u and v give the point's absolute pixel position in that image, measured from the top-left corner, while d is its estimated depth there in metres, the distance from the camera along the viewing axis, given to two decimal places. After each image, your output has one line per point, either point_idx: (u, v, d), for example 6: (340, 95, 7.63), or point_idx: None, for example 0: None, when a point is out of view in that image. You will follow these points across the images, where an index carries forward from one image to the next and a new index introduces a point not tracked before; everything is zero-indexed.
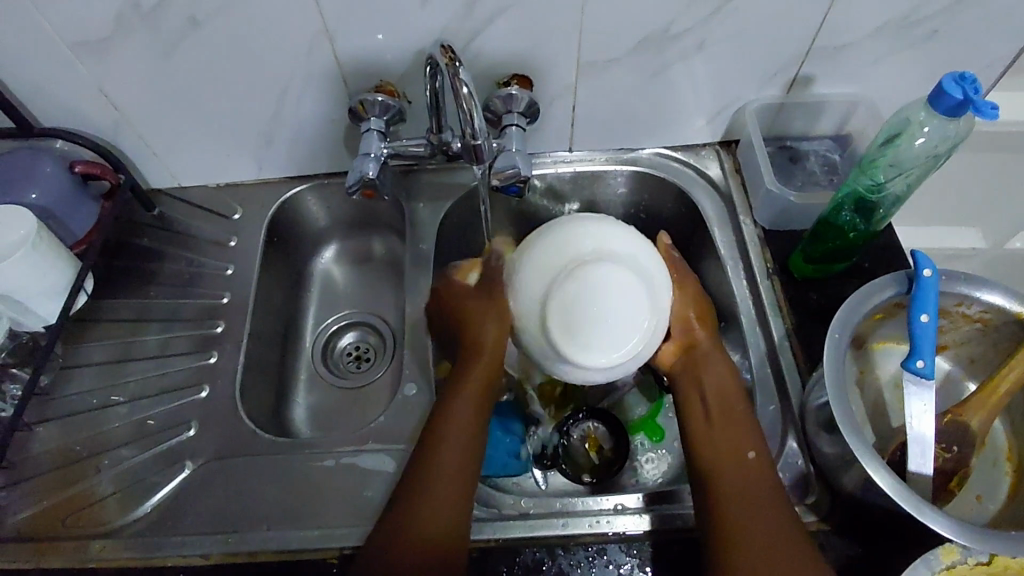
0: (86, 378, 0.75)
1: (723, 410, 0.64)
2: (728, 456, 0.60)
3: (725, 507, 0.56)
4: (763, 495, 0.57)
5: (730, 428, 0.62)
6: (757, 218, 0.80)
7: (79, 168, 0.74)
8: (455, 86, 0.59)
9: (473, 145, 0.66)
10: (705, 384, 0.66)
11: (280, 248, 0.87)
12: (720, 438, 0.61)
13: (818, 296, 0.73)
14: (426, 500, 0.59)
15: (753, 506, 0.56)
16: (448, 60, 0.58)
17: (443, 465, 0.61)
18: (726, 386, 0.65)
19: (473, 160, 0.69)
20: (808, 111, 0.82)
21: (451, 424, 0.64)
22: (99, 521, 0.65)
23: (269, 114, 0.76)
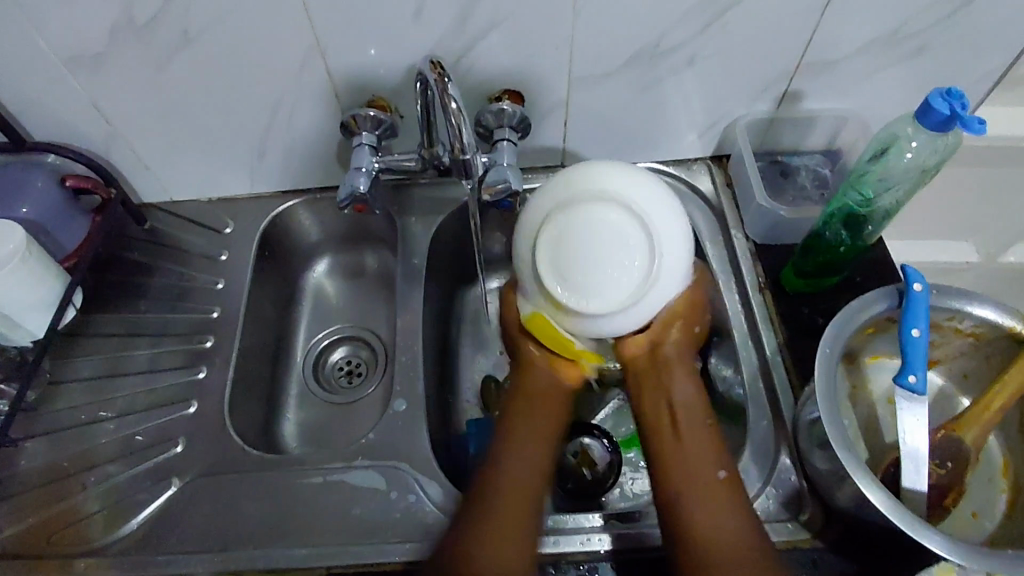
0: (73, 393, 0.74)
1: (688, 428, 0.60)
2: (699, 477, 0.57)
3: (692, 530, 0.54)
4: (734, 518, 0.55)
5: (694, 446, 0.59)
6: (749, 231, 0.80)
7: (70, 182, 0.73)
8: (445, 100, 0.59)
9: (462, 158, 0.66)
10: (673, 397, 0.62)
11: (272, 262, 0.87)
12: (693, 456, 0.58)
13: (810, 311, 0.73)
14: (494, 532, 0.55)
15: (721, 529, 0.54)
16: (438, 75, 0.58)
17: (494, 504, 0.57)
18: (694, 404, 0.61)
19: (462, 174, 0.69)
20: (799, 125, 0.82)
21: (524, 454, 0.61)
22: (84, 539, 0.64)
23: (262, 128, 0.77)
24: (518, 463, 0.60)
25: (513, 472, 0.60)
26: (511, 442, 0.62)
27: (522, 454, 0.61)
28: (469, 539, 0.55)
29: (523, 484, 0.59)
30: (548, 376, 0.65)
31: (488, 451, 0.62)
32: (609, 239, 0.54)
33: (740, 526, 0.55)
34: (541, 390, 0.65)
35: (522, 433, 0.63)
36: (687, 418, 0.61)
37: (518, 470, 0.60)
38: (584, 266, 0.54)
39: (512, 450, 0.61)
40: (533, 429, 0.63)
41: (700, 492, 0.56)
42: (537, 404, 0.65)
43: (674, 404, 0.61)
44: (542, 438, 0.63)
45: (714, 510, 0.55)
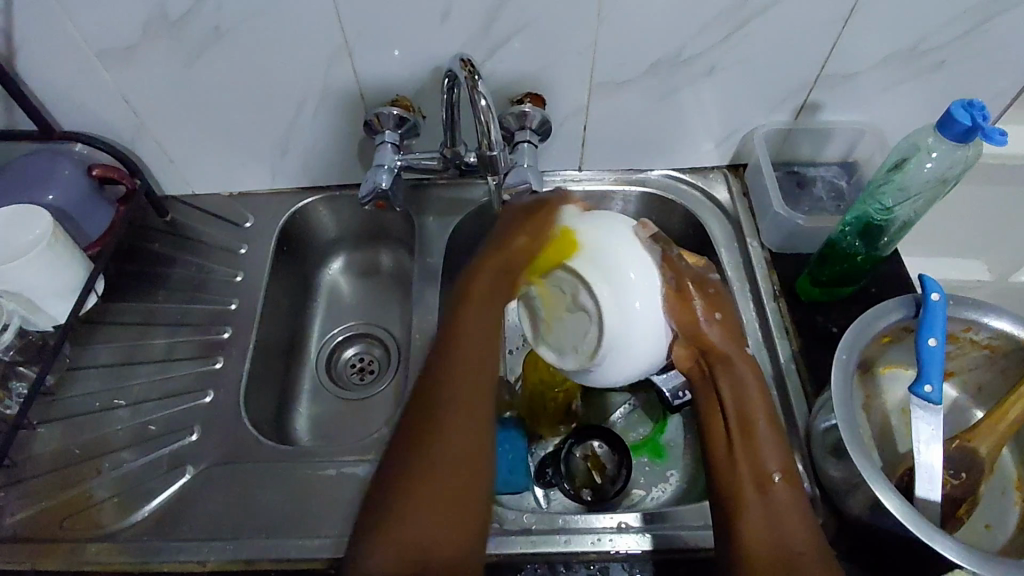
0: (91, 379, 0.75)
1: (751, 433, 0.59)
2: (754, 482, 0.56)
3: (754, 540, 0.53)
4: (795, 522, 0.54)
5: (752, 449, 0.58)
6: (764, 240, 0.80)
7: (96, 172, 0.75)
8: (473, 98, 0.60)
9: (489, 156, 0.66)
10: (729, 395, 0.61)
11: (290, 257, 0.88)
12: (747, 457, 0.58)
13: (825, 320, 0.73)
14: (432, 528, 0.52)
15: (779, 533, 0.53)
16: (468, 73, 0.59)
17: (440, 461, 0.54)
18: (751, 402, 0.60)
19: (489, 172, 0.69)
20: (816, 137, 0.83)
21: (450, 428, 0.55)
22: (98, 524, 0.64)
23: (286, 124, 0.78)
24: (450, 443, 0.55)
25: (441, 468, 0.54)
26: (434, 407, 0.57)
27: (447, 429, 0.55)
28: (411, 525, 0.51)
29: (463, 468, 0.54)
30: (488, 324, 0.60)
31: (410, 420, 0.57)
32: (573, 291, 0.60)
33: (803, 529, 0.54)
34: (464, 352, 0.59)
35: (459, 419, 0.56)
36: (746, 418, 0.60)
37: (441, 445, 0.55)
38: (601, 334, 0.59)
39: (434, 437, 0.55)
40: (460, 407, 0.57)
41: (756, 497, 0.56)
42: (463, 374, 0.58)
43: (731, 409, 0.60)
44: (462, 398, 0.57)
45: (775, 516, 0.54)
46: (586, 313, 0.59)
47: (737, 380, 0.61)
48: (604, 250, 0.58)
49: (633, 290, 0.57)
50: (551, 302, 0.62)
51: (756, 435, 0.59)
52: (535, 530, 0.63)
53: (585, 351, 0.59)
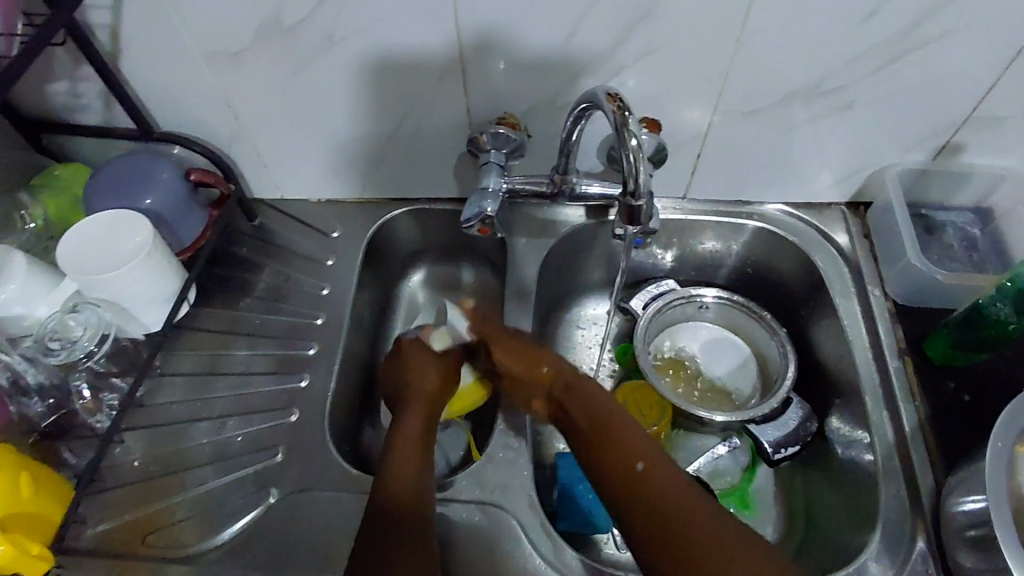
0: (176, 388, 0.74)
1: (607, 427, 0.59)
2: (621, 479, 0.56)
3: (643, 536, 0.52)
4: (676, 498, 0.53)
5: (604, 441, 0.59)
6: (888, 289, 0.74)
7: (194, 176, 0.72)
8: (623, 136, 0.54)
9: (633, 205, 0.58)
10: (578, 408, 0.62)
11: (375, 269, 0.85)
12: (611, 456, 0.57)
13: (957, 386, 0.67)
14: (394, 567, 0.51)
15: (662, 517, 0.52)
16: (616, 107, 0.54)
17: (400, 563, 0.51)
18: (596, 401, 0.62)
19: (628, 221, 0.60)
20: (953, 179, 0.76)
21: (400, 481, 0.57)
22: (178, 543, 0.64)
23: (384, 135, 0.74)
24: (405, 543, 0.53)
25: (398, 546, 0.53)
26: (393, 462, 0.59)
27: (399, 475, 0.58)
28: (379, 571, 0.51)
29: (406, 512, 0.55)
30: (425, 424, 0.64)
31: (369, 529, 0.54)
32: None
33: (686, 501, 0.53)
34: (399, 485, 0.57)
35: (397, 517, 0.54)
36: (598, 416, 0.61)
37: (405, 496, 0.56)
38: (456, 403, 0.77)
39: (380, 493, 0.56)
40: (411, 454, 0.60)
41: (631, 494, 0.55)
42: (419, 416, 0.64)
43: (581, 414, 0.62)
44: (416, 444, 0.62)
45: (654, 501, 0.54)
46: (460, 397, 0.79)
47: (586, 393, 0.62)
48: None
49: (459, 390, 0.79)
50: None
51: (605, 428, 0.59)
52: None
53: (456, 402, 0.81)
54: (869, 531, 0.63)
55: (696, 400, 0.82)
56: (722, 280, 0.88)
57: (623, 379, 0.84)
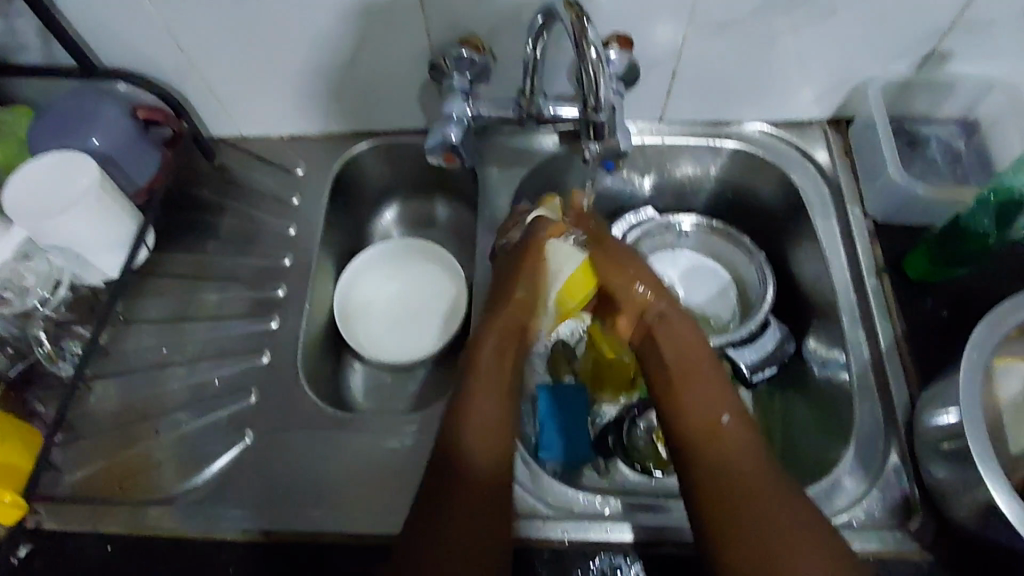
0: (144, 334, 0.72)
1: (688, 376, 0.58)
2: (701, 429, 0.55)
3: (703, 496, 0.51)
4: (747, 463, 0.52)
5: (685, 393, 0.57)
6: (869, 208, 0.72)
7: (142, 114, 0.70)
8: (581, 46, 0.50)
9: (595, 120, 0.55)
10: (664, 353, 0.59)
11: (343, 206, 0.82)
12: (688, 406, 0.56)
13: (934, 302, 0.67)
14: (458, 514, 0.50)
15: (728, 480, 0.51)
16: (574, 16, 0.50)
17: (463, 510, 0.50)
18: (687, 346, 0.59)
19: (591, 138, 0.58)
20: (939, 90, 0.73)
21: (474, 422, 0.54)
22: (156, 486, 0.63)
23: (342, 64, 0.70)
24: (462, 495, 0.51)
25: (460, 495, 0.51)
26: (471, 396, 0.56)
27: (477, 415, 0.55)
28: (447, 516, 0.50)
29: (491, 469, 0.53)
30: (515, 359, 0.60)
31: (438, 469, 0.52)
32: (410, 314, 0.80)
33: (756, 472, 0.52)
34: (480, 426, 0.54)
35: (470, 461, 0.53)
36: (685, 367, 0.58)
37: (481, 439, 0.54)
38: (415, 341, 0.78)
39: (462, 423, 0.54)
40: (496, 390, 0.57)
41: (702, 447, 0.53)
42: (500, 343, 0.59)
43: (665, 360, 0.59)
44: (496, 376, 0.58)
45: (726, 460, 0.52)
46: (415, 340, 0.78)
47: (679, 334, 0.60)
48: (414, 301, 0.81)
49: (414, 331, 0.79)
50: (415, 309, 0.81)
51: (686, 378, 0.57)
52: (577, 514, 0.61)
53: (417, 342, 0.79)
54: (843, 448, 0.64)
55: None
56: (701, 206, 0.86)
57: None
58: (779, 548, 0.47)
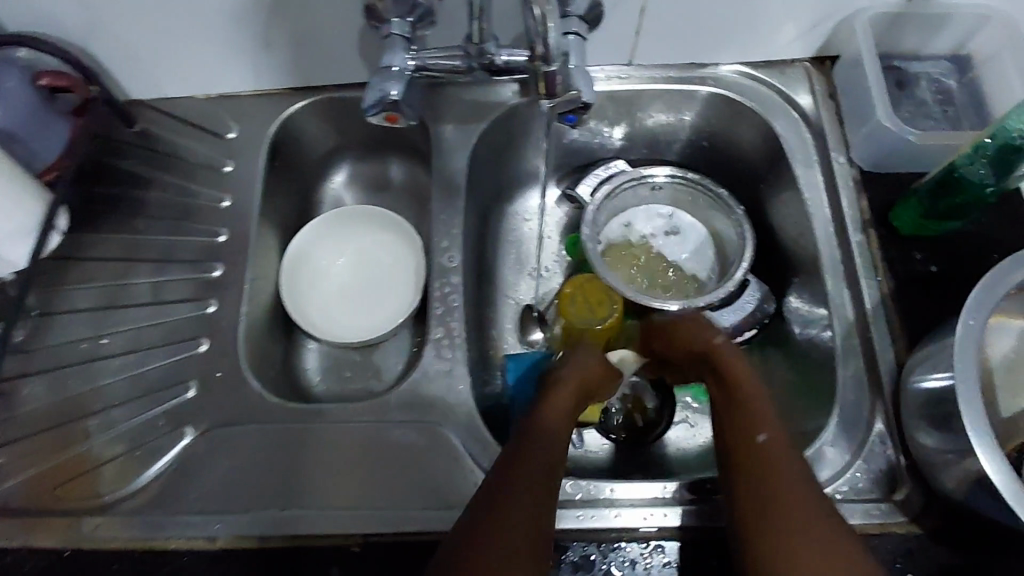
0: (68, 325, 0.66)
1: (733, 399, 0.54)
2: (742, 445, 0.51)
3: (749, 521, 0.46)
4: (800, 480, 0.47)
5: (745, 408, 0.53)
6: (854, 156, 0.67)
7: (46, 82, 0.61)
8: None
9: (545, 71, 0.49)
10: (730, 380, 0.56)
11: (285, 172, 0.75)
12: (733, 424, 0.52)
13: (923, 257, 0.62)
14: (502, 520, 0.46)
15: (771, 495, 0.47)
16: None
17: (511, 505, 0.46)
18: (734, 371, 0.56)
19: (542, 92, 0.52)
20: (931, 21, 0.66)
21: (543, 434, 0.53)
22: (93, 492, 0.58)
23: (264, 11, 0.61)
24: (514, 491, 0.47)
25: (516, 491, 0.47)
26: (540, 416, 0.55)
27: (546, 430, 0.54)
28: (487, 512, 0.46)
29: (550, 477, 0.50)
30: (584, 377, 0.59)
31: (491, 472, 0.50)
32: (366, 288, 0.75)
33: (803, 489, 0.47)
34: (544, 437, 0.52)
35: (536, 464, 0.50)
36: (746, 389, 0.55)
37: (547, 446, 0.52)
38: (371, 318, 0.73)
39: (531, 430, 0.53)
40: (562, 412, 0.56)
41: (750, 467, 0.49)
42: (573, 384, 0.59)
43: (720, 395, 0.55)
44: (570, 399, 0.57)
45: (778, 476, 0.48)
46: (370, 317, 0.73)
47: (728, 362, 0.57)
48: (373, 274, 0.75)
49: (370, 307, 0.74)
50: (371, 281, 0.75)
51: (748, 396, 0.53)
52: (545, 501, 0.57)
53: (371, 317, 0.73)
54: (827, 416, 0.60)
55: (651, 288, 0.76)
56: (677, 157, 0.79)
57: (572, 272, 0.78)
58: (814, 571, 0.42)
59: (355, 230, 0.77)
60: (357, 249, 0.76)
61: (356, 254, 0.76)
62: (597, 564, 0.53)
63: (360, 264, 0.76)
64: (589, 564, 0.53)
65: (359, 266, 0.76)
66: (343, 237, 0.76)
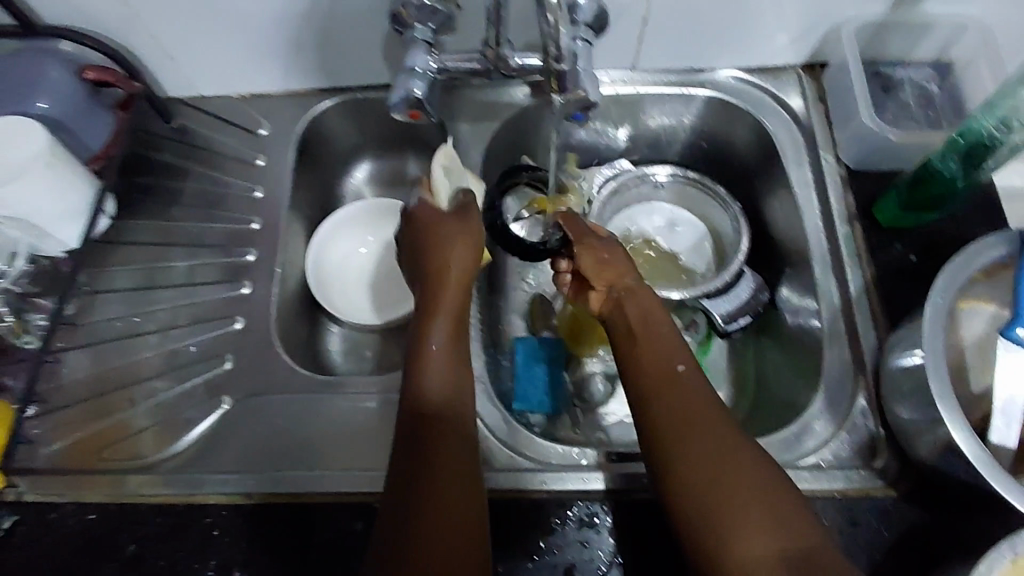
0: (112, 304, 0.71)
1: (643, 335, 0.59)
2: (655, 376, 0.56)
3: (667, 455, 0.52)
4: (710, 419, 0.53)
5: (652, 351, 0.58)
6: (842, 154, 0.72)
7: (90, 75, 0.65)
8: None
9: (558, 70, 0.54)
10: (631, 314, 0.61)
11: (311, 167, 0.80)
12: (646, 357, 0.58)
13: (904, 247, 0.67)
14: (431, 478, 0.51)
15: (687, 432, 0.52)
16: None
17: (438, 459, 0.52)
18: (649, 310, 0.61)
19: (556, 88, 0.57)
20: (913, 31, 0.71)
21: (435, 379, 0.56)
22: (135, 455, 0.63)
23: (298, 17, 0.67)
24: (444, 447, 0.53)
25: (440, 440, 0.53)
26: (425, 359, 0.57)
27: (438, 377, 0.56)
28: (417, 466, 0.51)
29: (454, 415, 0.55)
30: (456, 295, 0.61)
31: (405, 427, 0.54)
32: (387, 274, 0.80)
33: (711, 424, 0.52)
34: (439, 364, 0.57)
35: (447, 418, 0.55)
36: (646, 327, 0.60)
37: (444, 398, 0.56)
38: (389, 303, 0.78)
39: (422, 373, 0.57)
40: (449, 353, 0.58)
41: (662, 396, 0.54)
42: (453, 312, 0.60)
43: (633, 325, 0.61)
44: (455, 315, 0.60)
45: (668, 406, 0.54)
46: (390, 301, 0.79)
47: (640, 300, 0.62)
48: (393, 261, 0.81)
49: (389, 293, 0.79)
50: (391, 269, 0.80)
51: (653, 337, 0.59)
52: (554, 465, 0.62)
53: (390, 301, 0.79)
54: (813, 393, 0.65)
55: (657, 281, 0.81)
56: (677, 157, 0.85)
57: None
58: (732, 505, 0.48)
59: (380, 220, 0.82)
60: (379, 237, 0.82)
61: (379, 243, 0.82)
62: (601, 521, 0.58)
63: (382, 252, 0.81)
64: (594, 521, 0.58)
65: (381, 254, 0.81)
66: (369, 225, 0.82)
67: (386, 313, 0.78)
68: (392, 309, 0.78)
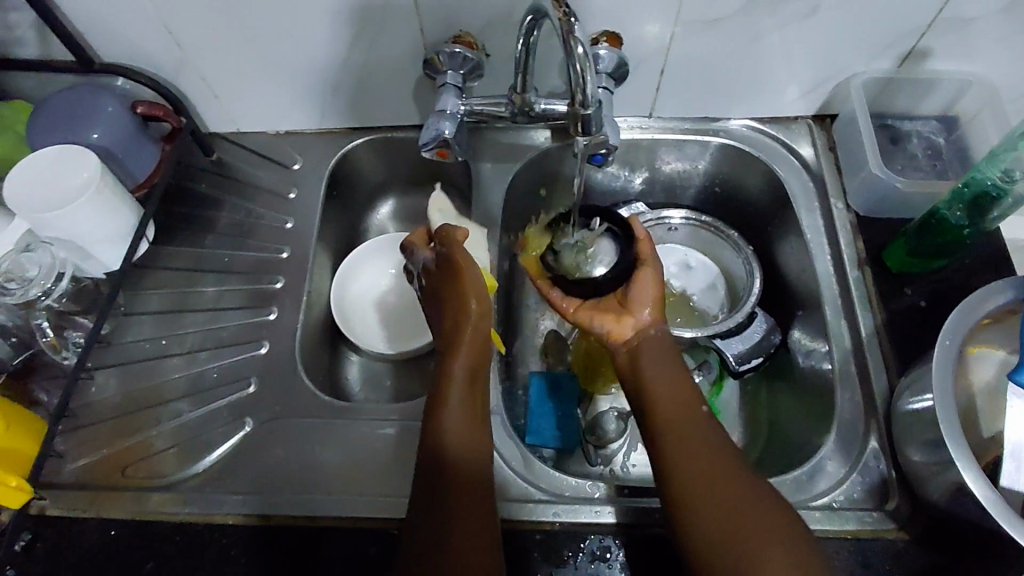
0: (143, 326, 0.74)
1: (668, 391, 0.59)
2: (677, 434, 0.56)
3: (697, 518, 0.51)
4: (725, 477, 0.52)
5: (675, 411, 0.57)
6: (851, 202, 0.75)
7: (141, 109, 0.70)
8: (568, 44, 0.51)
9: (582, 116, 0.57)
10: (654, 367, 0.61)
11: (339, 202, 0.84)
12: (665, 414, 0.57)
13: (913, 292, 0.69)
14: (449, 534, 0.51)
15: (716, 495, 0.51)
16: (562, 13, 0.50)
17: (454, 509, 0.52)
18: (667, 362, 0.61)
19: (578, 131, 0.60)
20: (919, 87, 0.75)
21: (450, 431, 0.57)
22: (157, 474, 0.65)
23: (337, 62, 0.72)
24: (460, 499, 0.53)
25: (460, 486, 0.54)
26: (438, 415, 0.58)
27: (452, 436, 0.56)
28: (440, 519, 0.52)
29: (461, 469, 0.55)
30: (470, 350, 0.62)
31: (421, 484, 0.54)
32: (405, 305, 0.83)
33: (732, 483, 0.52)
34: (455, 416, 0.57)
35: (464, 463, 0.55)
36: (670, 383, 0.59)
37: (459, 450, 0.56)
38: (407, 333, 0.81)
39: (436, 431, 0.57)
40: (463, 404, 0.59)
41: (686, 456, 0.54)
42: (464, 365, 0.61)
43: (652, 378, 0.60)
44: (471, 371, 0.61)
45: (698, 472, 0.53)
46: (408, 332, 0.81)
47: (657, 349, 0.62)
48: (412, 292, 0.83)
49: (408, 323, 0.82)
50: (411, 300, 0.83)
51: (674, 394, 0.59)
52: (569, 497, 0.63)
53: (408, 331, 0.81)
54: (825, 434, 0.66)
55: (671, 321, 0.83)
56: (690, 201, 0.88)
57: None
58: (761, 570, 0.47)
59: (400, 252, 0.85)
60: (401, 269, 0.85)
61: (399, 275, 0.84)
62: (614, 556, 0.58)
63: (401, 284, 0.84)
64: (607, 555, 0.58)
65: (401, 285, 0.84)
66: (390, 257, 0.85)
67: (405, 343, 0.80)
68: (411, 339, 0.80)
